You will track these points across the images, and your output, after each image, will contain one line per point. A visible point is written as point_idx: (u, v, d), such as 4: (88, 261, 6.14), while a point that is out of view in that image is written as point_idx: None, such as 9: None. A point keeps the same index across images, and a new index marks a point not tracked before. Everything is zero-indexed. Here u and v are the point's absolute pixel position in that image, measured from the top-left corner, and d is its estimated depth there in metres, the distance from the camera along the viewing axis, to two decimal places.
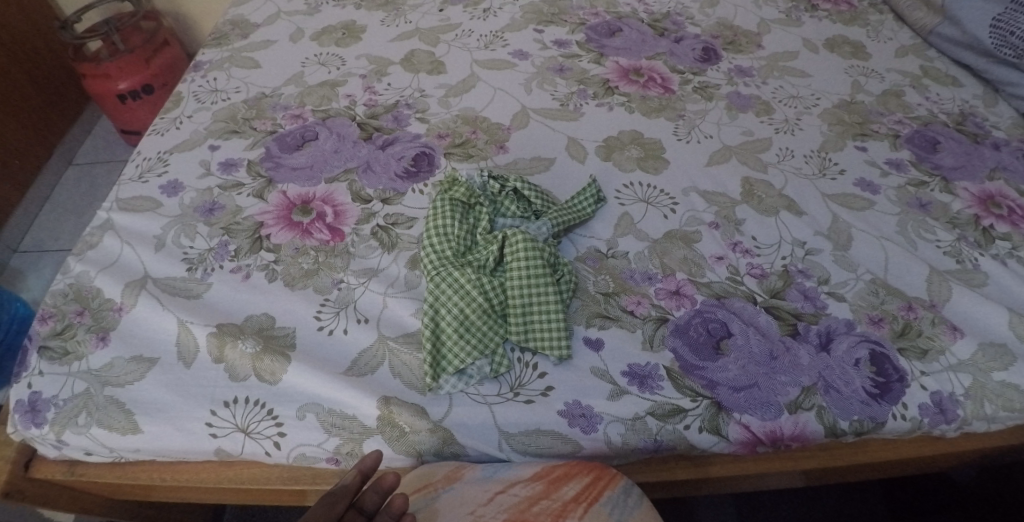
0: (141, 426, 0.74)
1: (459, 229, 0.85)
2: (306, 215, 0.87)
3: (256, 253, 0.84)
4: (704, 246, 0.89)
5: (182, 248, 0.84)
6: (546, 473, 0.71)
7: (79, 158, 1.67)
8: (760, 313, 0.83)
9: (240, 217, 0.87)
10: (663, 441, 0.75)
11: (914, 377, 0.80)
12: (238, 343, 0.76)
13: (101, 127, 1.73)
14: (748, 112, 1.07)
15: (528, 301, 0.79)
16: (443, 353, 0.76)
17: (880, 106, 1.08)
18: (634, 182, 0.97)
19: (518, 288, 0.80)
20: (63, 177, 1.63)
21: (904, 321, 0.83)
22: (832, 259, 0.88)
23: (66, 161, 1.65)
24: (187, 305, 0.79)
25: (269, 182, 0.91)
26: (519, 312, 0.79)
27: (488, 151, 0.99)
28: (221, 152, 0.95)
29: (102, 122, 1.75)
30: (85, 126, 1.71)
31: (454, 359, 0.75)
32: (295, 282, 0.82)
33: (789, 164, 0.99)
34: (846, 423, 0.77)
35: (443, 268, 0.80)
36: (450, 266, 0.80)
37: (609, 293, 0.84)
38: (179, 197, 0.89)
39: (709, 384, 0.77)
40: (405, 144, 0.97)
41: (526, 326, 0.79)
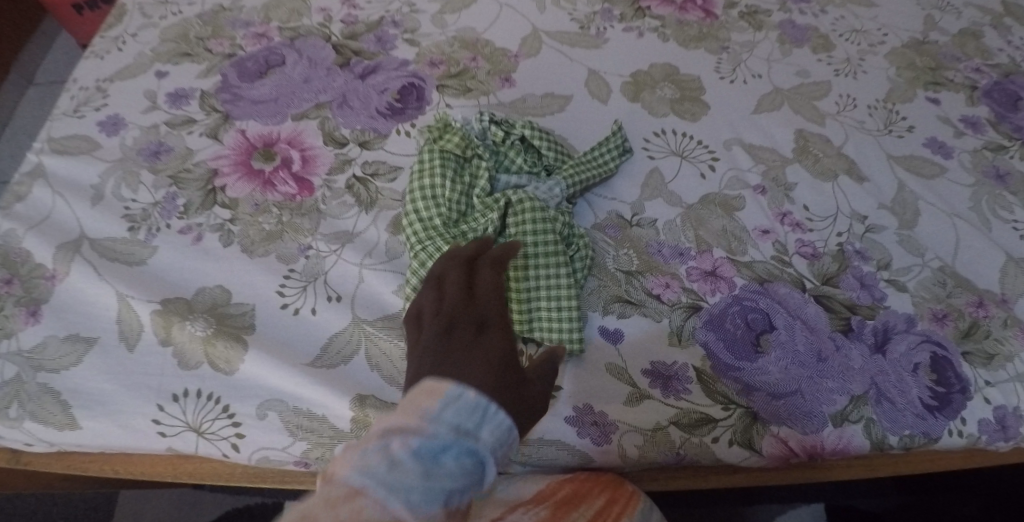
0: (79, 422, 0.62)
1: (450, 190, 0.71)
2: (269, 161, 0.73)
3: (209, 210, 0.69)
4: (747, 215, 0.76)
5: (123, 202, 0.69)
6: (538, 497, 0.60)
7: (39, 76, 1.45)
8: (807, 303, 0.71)
9: (191, 163, 0.72)
10: (687, 455, 0.65)
11: (977, 388, 0.69)
12: (188, 324, 0.64)
13: (63, 40, 1.51)
14: (804, 47, 0.90)
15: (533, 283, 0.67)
16: None
17: (956, 49, 0.92)
18: (666, 130, 0.82)
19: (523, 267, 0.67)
20: (22, 97, 1.42)
21: (971, 319, 0.72)
22: (896, 239, 0.75)
23: (25, 79, 1.44)
24: (130, 276, 0.66)
25: (226, 118, 0.75)
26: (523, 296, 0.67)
27: (490, 84, 0.83)
28: (171, 79, 0.78)
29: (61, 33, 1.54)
30: (45, 37, 1.49)
31: None
32: (254, 248, 0.68)
33: (849, 115, 0.84)
34: (896, 439, 0.67)
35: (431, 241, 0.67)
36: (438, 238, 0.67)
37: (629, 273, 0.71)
38: (120, 136, 0.74)
39: (744, 388, 0.66)
40: (389, 73, 0.81)
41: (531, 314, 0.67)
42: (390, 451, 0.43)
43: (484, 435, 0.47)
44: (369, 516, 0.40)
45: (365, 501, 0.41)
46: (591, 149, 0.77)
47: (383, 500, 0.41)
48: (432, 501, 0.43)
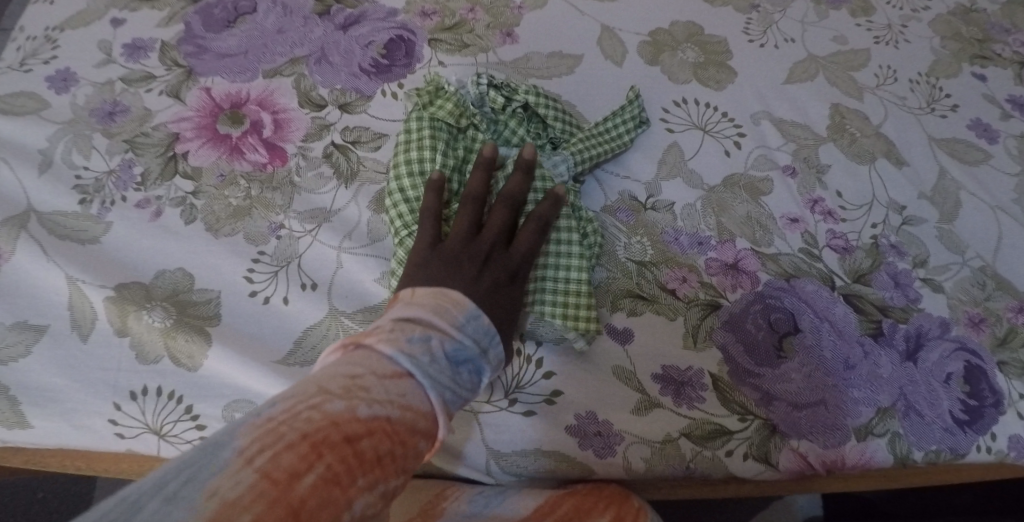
0: (29, 420, 0.55)
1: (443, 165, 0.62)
2: (237, 125, 0.64)
3: (170, 181, 0.61)
4: (774, 201, 0.68)
5: (74, 170, 0.61)
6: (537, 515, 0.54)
7: None
8: (836, 303, 0.64)
9: (150, 125, 0.63)
10: (697, 469, 0.59)
11: (1011, 401, 0.64)
12: (145, 313, 0.57)
13: None
14: (841, 9, 0.81)
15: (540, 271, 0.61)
16: None
17: (1006, 19, 0.84)
18: (688, 99, 0.73)
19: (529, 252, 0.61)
20: None
21: (1010, 325, 0.66)
22: (934, 233, 0.69)
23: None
24: (81, 257, 0.58)
25: (189, 73, 0.66)
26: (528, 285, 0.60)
27: (491, 39, 0.73)
28: (128, 27, 0.68)
29: None
30: None
31: None
32: (220, 226, 0.60)
33: (889, 90, 0.76)
34: (921, 454, 0.62)
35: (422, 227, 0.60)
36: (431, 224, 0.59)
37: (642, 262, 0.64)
38: (71, 93, 0.65)
39: (763, 398, 0.60)
40: (374, 24, 0.71)
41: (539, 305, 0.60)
42: (431, 345, 0.47)
43: (493, 354, 0.52)
44: (412, 399, 0.44)
45: (409, 385, 0.44)
46: (603, 120, 0.68)
47: (424, 387, 0.45)
48: (451, 401, 0.47)
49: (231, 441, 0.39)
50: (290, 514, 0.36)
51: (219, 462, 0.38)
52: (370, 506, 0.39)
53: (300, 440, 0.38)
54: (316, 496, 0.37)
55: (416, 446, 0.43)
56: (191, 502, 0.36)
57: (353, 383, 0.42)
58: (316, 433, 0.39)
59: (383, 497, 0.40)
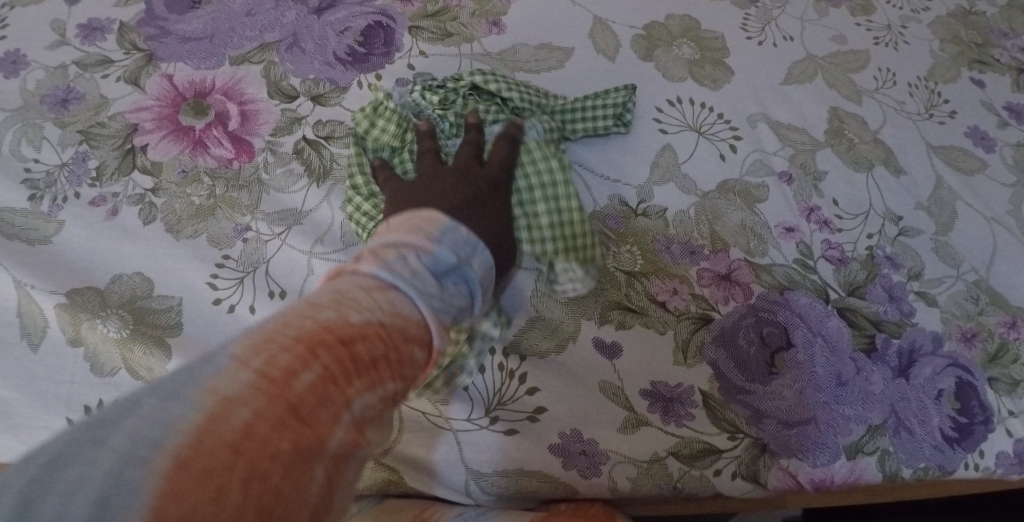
0: None
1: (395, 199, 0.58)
2: (200, 116, 0.59)
3: (128, 177, 0.57)
4: (768, 209, 0.66)
5: (23, 162, 0.56)
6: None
7: None
8: (829, 317, 0.62)
9: (106, 115, 0.58)
10: (684, 489, 0.57)
11: (999, 418, 0.63)
12: (100, 322, 0.53)
13: None
14: (841, 7, 0.79)
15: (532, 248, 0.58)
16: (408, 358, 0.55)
17: (1005, 23, 0.82)
18: (683, 98, 0.70)
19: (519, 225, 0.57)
20: None
21: (1001, 341, 0.65)
22: (930, 245, 0.67)
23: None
24: (30, 259, 0.53)
25: (149, 58, 0.61)
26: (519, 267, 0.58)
27: (477, 29, 0.69)
28: (83, 6, 0.63)
29: None
30: None
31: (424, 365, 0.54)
32: (182, 227, 0.56)
33: (888, 94, 0.74)
34: (909, 472, 0.61)
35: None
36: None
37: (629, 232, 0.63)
38: (20, 77, 0.59)
39: (754, 415, 0.58)
40: (351, 9, 0.67)
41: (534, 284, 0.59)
42: (411, 261, 0.43)
43: (479, 263, 0.48)
44: (398, 304, 0.40)
45: (396, 294, 0.41)
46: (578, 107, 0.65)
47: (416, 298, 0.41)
48: (444, 314, 0.43)
49: (226, 348, 0.36)
50: (286, 412, 0.34)
51: (214, 364, 0.35)
52: (369, 408, 0.37)
53: (294, 341, 0.36)
54: (313, 398, 0.35)
55: (414, 354, 0.40)
56: (188, 398, 0.34)
57: (340, 294, 0.39)
58: (310, 336, 0.37)
59: (383, 401, 0.38)
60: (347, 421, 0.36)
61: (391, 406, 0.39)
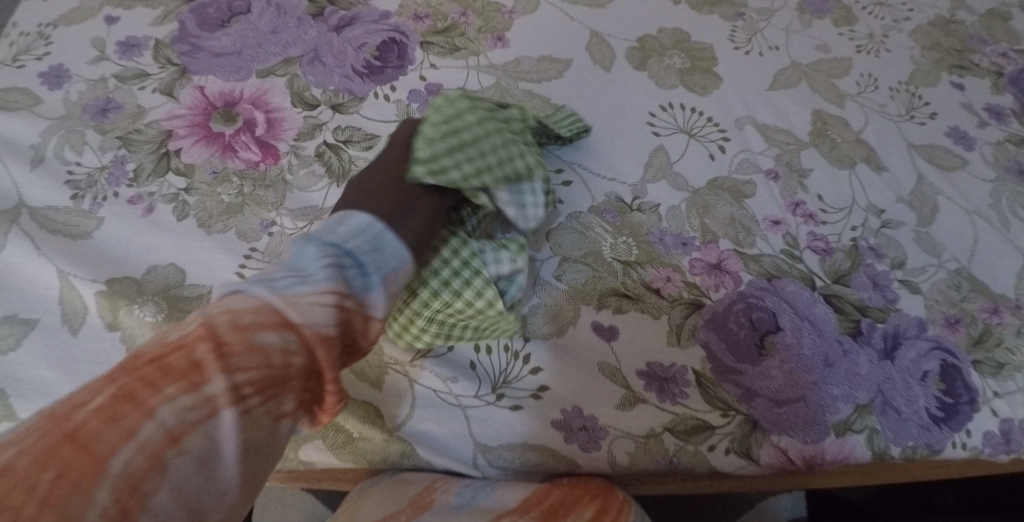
0: (17, 414, 0.56)
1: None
2: (229, 123, 0.65)
3: (163, 178, 0.62)
4: (756, 203, 0.70)
5: (66, 165, 0.61)
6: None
7: None
8: (816, 303, 0.66)
9: (143, 122, 0.64)
10: (681, 464, 0.60)
11: (985, 399, 0.66)
12: (136, 308, 0.57)
13: None
14: (824, 19, 0.84)
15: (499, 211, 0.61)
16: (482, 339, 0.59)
17: (983, 31, 0.86)
18: (674, 103, 0.75)
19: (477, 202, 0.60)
20: None
21: (984, 326, 0.68)
22: (912, 236, 0.70)
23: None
24: (72, 251, 0.58)
25: (182, 72, 0.67)
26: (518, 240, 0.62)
27: (482, 43, 0.74)
28: (122, 25, 0.69)
29: None
30: None
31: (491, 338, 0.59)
32: (212, 223, 0.61)
33: (870, 97, 0.78)
34: (897, 450, 0.64)
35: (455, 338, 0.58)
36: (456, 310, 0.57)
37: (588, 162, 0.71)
38: (64, 90, 0.65)
39: (744, 394, 0.62)
40: (367, 26, 0.72)
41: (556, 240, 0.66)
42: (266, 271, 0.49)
43: (345, 232, 0.52)
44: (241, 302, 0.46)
45: (238, 299, 0.47)
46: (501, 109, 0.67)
47: (254, 293, 0.47)
48: (301, 290, 0.48)
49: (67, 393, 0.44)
50: (78, 433, 0.40)
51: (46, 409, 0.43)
52: (186, 411, 0.42)
53: (114, 371, 0.43)
54: (98, 421, 0.41)
55: (245, 351, 0.44)
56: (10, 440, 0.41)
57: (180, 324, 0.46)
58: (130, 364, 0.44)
59: (201, 401, 0.43)
60: (151, 428, 0.41)
61: (221, 407, 0.43)
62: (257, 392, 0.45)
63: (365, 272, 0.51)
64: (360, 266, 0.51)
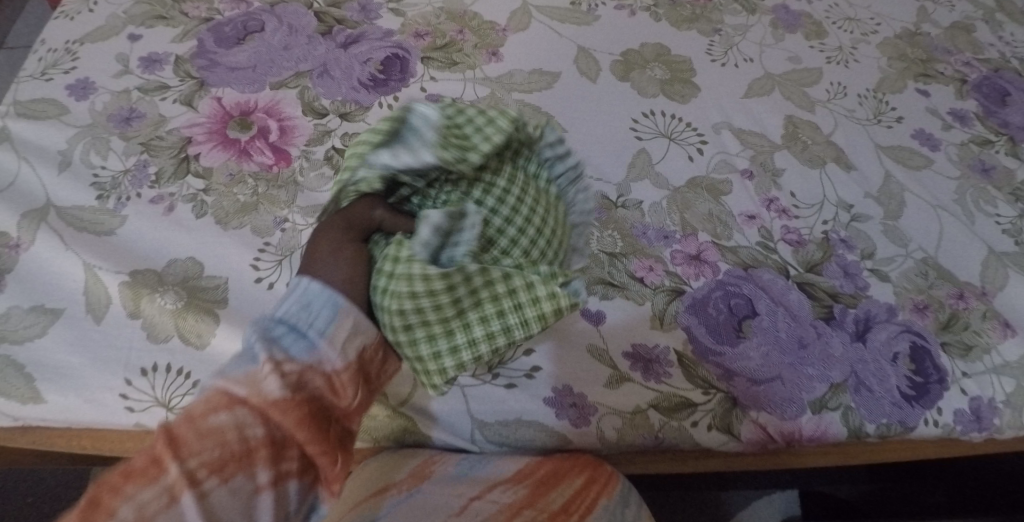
0: (43, 396, 0.60)
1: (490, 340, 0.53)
2: (244, 130, 0.70)
3: (182, 179, 0.67)
4: (733, 200, 0.75)
5: (92, 168, 0.67)
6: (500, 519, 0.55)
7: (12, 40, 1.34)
8: (790, 290, 0.70)
9: (164, 130, 0.69)
10: (665, 439, 0.64)
11: (954, 378, 0.69)
12: (157, 296, 0.62)
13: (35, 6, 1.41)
14: (797, 33, 0.89)
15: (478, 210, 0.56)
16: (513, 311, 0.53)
17: (947, 42, 0.92)
18: (656, 110, 0.80)
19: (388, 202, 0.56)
20: None
21: (951, 310, 0.72)
22: (880, 229, 0.75)
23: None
24: (97, 245, 0.63)
25: (201, 84, 0.72)
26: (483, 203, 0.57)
27: (477, 58, 0.80)
28: (145, 43, 0.75)
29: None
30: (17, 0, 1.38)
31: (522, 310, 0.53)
32: (229, 220, 0.66)
33: (839, 104, 0.84)
34: (872, 427, 0.67)
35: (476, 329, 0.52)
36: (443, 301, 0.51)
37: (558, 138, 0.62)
38: (90, 100, 0.71)
39: (724, 373, 0.66)
40: (372, 43, 0.78)
41: (579, 237, 0.65)
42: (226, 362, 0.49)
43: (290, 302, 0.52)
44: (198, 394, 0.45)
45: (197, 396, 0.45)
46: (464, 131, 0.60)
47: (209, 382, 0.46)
48: (248, 363, 0.46)
49: None
50: None
51: None
52: (146, 505, 0.40)
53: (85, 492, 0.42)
54: None
55: (199, 434, 0.42)
56: None
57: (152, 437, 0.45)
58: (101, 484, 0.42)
59: (161, 492, 0.40)
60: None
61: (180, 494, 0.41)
62: (217, 475, 0.42)
63: (302, 330, 0.49)
64: (297, 327, 0.49)
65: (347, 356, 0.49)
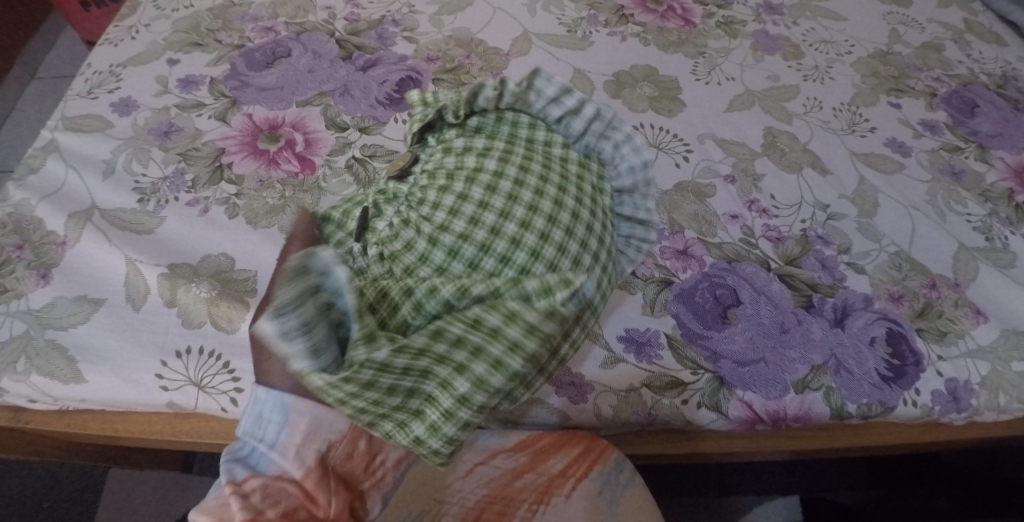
0: (85, 376, 0.66)
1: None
2: (273, 142, 0.78)
3: (216, 185, 0.74)
4: (717, 202, 0.81)
5: (134, 176, 0.74)
6: (495, 491, 0.60)
7: (43, 71, 1.44)
8: (772, 281, 0.76)
9: (199, 142, 0.77)
10: (658, 415, 0.69)
11: (930, 361, 0.74)
12: (193, 286, 0.68)
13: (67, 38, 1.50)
14: (776, 54, 0.96)
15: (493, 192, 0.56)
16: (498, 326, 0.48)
17: (919, 60, 0.98)
18: (645, 123, 0.87)
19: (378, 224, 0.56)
20: (24, 93, 1.41)
21: (925, 300, 0.77)
22: (855, 226, 0.81)
23: (27, 73, 1.42)
24: (138, 243, 0.70)
25: (233, 102, 0.80)
26: (470, 199, 0.55)
27: (482, 79, 0.88)
28: (181, 67, 0.83)
29: (67, 31, 1.50)
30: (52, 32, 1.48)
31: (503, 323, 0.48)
32: (258, 220, 0.73)
33: (816, 116, 0.90)
34: (854, 407, 0.71)
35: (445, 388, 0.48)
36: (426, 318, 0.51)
37: (560, 85, 0.60)
38: (132, 117, 0.79)
39: (712, 355, 0.71)
40: (388, 66, 0.86)
41: (628, 205, 0.66)
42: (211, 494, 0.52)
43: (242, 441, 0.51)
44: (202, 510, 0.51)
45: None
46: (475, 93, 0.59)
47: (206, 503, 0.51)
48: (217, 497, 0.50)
49: None
50: None
51: None
52: None
53: None
54: None
55: None
56: None
57: None
58: None
59: None
60: None
61: None
62: None
63: (264, 439, 0.51)
64: (256, 437, 0.52)
65: (305, 459, 0.51)
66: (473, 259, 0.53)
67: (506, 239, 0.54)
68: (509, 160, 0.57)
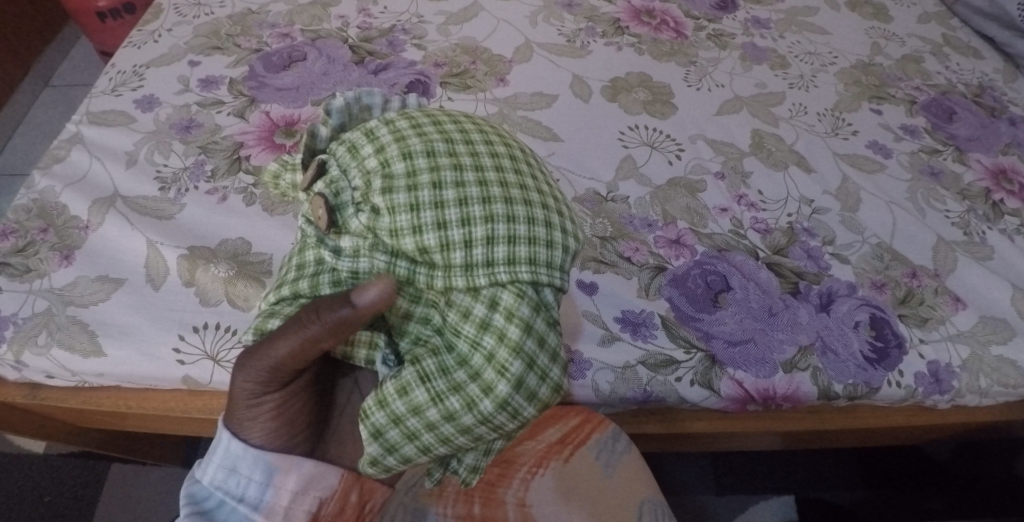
0: (104, 350, 0.68)
1: (535, 223, 0.53)
2: (289, 137, 0.82)
3: (234, 175, 0.79)
4: (708, 196, 0.85)
5: (156, 166, 0.79)
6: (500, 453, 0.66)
7: (56, 79, 1.50)
8: (760, 269, 0.80)
9: (219, 136, 0.82)
10: (653, 392, 0.72)
11: (912, 344, 0.77)
12: (211, 266, 0.72)
13: (81, 47, 1.56)
14: (763, 64, 1.02)
15: (441, 183, 0.52)
16: (501, 364, 0.49)
17: (899, 71, 1.04)
18: (639, 125, 0.91)
19: (350, 231, 0.54)
20: (38, 99, 1.46)
21: (907, 288, 0.81)
22: (839, 219, 0.85)
23: (41, 81, 1.48)
24: (159, 227, 0.75)
25: (251, 101, 0.85)
26: (424, 192, 0.51)
27: (487, 83, 0.92)
28: (203, 68, 0.88)
29: (82, 41, 1.57)
30: (65, 43, 1.53)
31: (506, 366, 0.49)
32: (274, 208, 0.77)
33: (801, 120, 0.95)
34: (840, 387, 0.75)
35: (491, 365, 0.49)
36: (441, 265, 0.51)
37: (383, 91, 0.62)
38: (155, 113, 0.84)
39: (704, 336, 0.74)
40: (399, 70, 0.91)
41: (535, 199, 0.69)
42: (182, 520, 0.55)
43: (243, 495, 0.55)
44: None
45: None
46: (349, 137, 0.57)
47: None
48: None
49: None
50: None
51: None
52: None
53: None
54: None
55: None
56: None
57: None
58: None
59: None
60: None
61: None
62: None
63: (246, 499, 0.55)
64: (234, 496, 0.55)
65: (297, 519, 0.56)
66: (462, 224, 0.51)
67: (477, 185, 0.52)
68: (423, 146, 0.54)
